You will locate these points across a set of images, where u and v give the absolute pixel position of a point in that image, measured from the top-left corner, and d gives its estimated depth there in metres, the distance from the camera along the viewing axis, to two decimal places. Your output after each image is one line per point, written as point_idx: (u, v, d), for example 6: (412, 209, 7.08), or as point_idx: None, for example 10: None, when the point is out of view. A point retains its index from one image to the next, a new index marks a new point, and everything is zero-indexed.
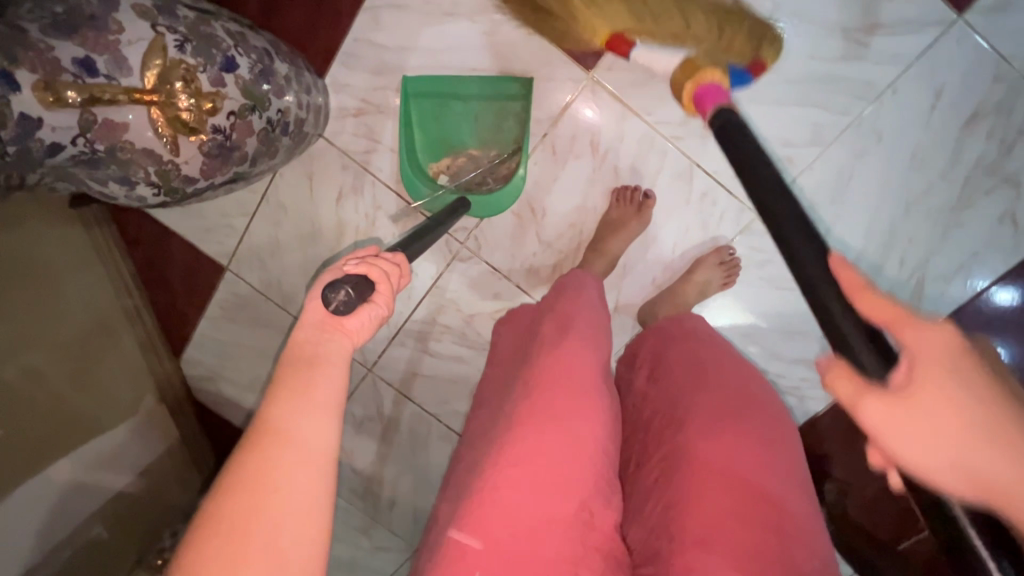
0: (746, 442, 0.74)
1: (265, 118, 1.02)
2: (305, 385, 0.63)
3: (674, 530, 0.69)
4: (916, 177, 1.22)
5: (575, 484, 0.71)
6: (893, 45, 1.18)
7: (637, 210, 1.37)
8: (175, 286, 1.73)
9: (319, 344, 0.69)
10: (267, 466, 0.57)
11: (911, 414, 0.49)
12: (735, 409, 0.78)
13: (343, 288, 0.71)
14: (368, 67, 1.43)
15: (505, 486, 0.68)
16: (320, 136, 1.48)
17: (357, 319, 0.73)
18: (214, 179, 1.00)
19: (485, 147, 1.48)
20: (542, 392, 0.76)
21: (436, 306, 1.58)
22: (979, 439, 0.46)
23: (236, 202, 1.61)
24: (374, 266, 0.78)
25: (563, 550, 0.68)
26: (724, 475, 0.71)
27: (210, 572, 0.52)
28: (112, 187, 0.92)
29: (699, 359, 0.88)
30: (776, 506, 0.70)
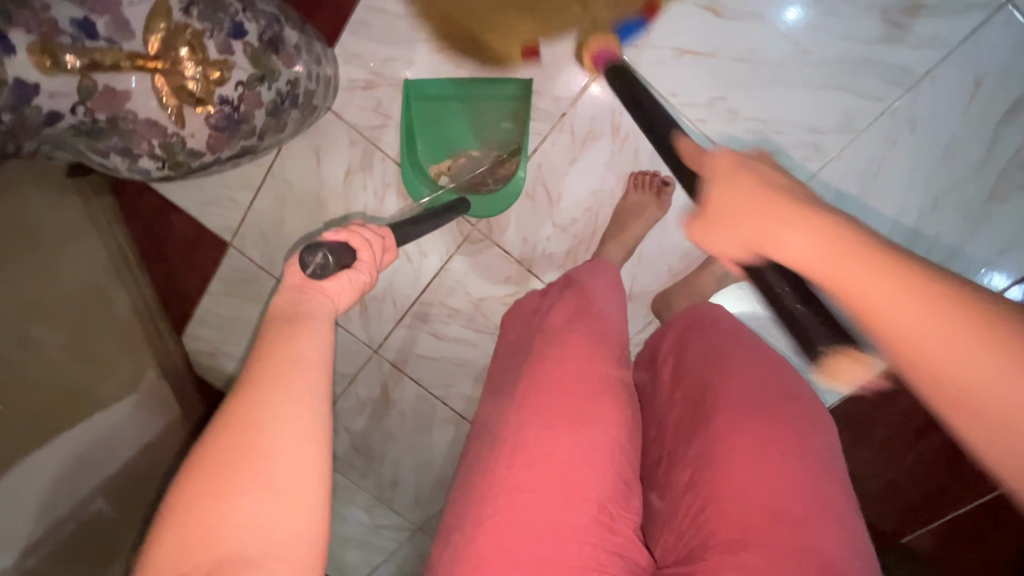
0: (764, 428, 0.72)
1: (275, 89, 0.97)
2: (294, 335, 0.63)
3: (702, 532, 0.68)
4: (948, 169, 1.18)
5: (594, 481, 0.69)
6: (936, 29, 1.13)
7: (657, 195, 1.34)
8: (175, 260, 1.68)
9: (298, 303, 0.68)
10: (257, 406, 0.57)
11: (721, 225, 0.65)
12: (760, 399, 0.75)
13: (321, 252, 0.70)
14: (380, 36, 1.36)
15: (525, 490, 0.68)
16: (329, 109, 1.41)
17: (337, 283, 0.71)
18: (221, 153, 0.95)
19: (486, 148, 1.47)
20: (558, 390, 0.74)
21: (445, 289, 1.55)
22: (764, 210, 0.60)
23: (238, 175, 1.55)
24: (354, 233, 0.77)
25: (591, 555, 0.66)
26: (747, 470, 0.69)
27: (199, 502, 0.53)
28: (114, 159, 0.88)
29: (720, 349, 0.85)
30: (808, 499, 0.67)
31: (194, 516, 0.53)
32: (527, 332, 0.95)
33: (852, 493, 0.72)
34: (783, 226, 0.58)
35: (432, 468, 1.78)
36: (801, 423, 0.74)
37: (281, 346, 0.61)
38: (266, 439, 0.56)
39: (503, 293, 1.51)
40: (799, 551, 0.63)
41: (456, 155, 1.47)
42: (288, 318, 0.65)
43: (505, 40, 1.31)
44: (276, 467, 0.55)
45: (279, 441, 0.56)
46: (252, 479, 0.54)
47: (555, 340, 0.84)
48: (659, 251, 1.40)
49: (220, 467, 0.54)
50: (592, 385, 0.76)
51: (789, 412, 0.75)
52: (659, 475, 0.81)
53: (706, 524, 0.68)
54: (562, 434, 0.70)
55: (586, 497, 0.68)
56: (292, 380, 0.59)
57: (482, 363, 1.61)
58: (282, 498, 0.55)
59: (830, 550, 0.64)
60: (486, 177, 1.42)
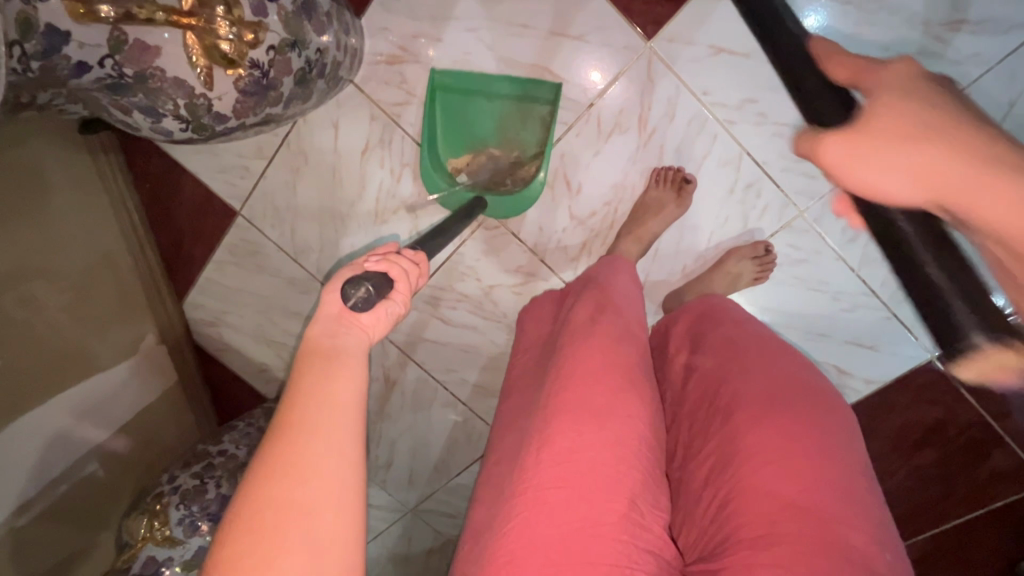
0: (791, 429, 0.71)
1: (304, 57, 0.94)
2: (322, 379, 0.62)
3: (729, 528, 0.68)
4: None
5: (621, 478, 0.69)
6: (977, 46, 1.11)
7: (677, 193, 1.31)
8: (183, 226, 1.65)
9: (335, 335, 0.68)
10: (296, 463, 0.57)
11: (865, 137, 0.51)
12: (781, 396, 0.75)
13: (364, 286, 0.69)
14: (409, 11, 1.33)
15: (549, 483, 0.67)
16: (351, 81, 1.38)
17: (378, 315, 0.71)
18: (245, 120, 0.94)
19: (507, 149, 1.41)
20: (580, 385, 0.74)
21: (454, 273, 1.53)
22: (929, 138, 0.50)
23: (253, 143, 1.52)
24: (394, 263, 0.76)
25: (620, 550, 0.66)
26: (774, 472, 0.68)
27: (246, 565, 0.53)
28: (137, 117, 0.86)
29: (739, 344, 0.85)
30: (835, 497, 0.67)
31: (244, 573, 0.53)
32: (552, 329, 0.95)
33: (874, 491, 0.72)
34: (870, 139, 0.51)
35: (428, 451, 1.77)
36: (823, 421, 0.74)
37: (312, 367, 0.64)
38: (309, 452, 0.58)
39: (514, 282, 1.50)
40: (829, 553, 0.63)
41: (477, 153, 1.41)
42: (320, 360, 0.64)
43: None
44: (321, 477, 0.57)
45: (322, 487, 0.57)
46: (301, 531, 0.55)
47: (574, 338, 0.83)
48: (675, 250, 1.38)
49: (271, 487, 0.56)
50: (613, 381, 0.75)
51: (809, 408, 0.75)
52: (675, 469, 0.81)
53: (735, 521, 0.67)
54: (585, 431, 0.70)
55: (616, 498, 0.68)
56: (321, 393, 0.61)
57: (486, 351, 1.60)
58: (329, 546, 0.56)
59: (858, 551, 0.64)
60: (503, 177, 1.40)
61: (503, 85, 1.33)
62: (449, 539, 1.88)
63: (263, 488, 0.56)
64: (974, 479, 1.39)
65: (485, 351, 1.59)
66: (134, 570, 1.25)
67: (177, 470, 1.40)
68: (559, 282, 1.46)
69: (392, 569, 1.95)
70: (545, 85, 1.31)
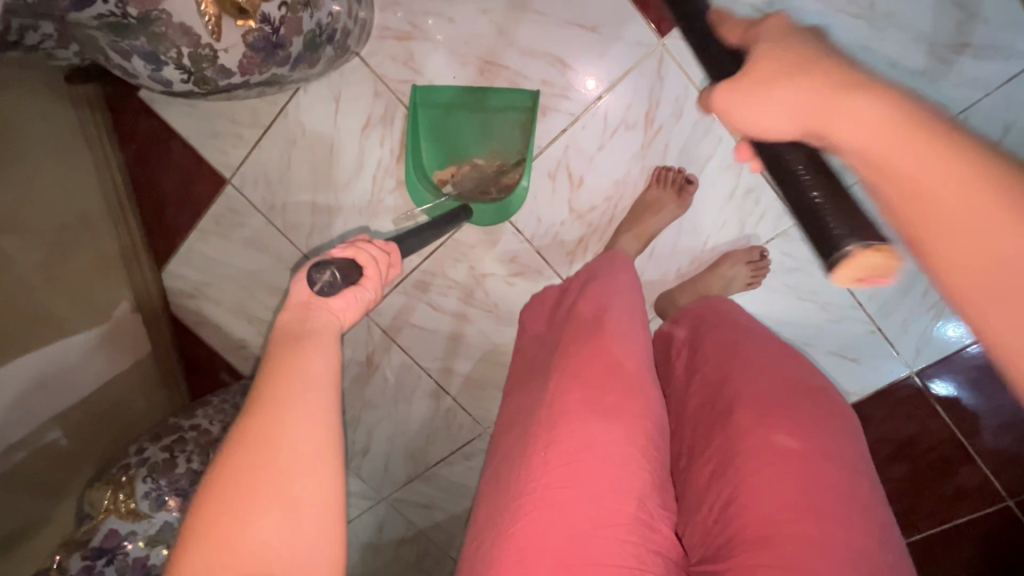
0: (791, 431, 0.71)
1: (316, 19, 0.91)
2: (298, 351, 0.61)
3: (734, 529, 0.67)
4: None
5: (627, 475, 0.68)
6: (979, 70, 1.14)
7: (677, 193, 1.31)
8: (168, 192, 1.59)
9: (305, 318, 0.67)
10: (274, 422, 0.56)
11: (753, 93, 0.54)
12: (783, 398, 0.75)
13: (329, 269, 0.67)
14: None
15: (555, 482, 0.66)
16: (356, 55, 1.35)
17: (343, 302, 0.68)
18: (250, 78, 0.92)
19: (491, 158, 1.42)
20: (581, 381, 0.73)
21: (447, 259, 1.51)
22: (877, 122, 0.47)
23: (248, 110, 1.47)
24: (363, 249, 0.73)
25: (624, 549, 0.65)
26: (775, 473, 0.68)
27: (219, 522, 0.52)
28: (137, 62, 0.83)
29: (739, 346, 0.85)
30: (838, 499, 0.67)
31: (219, 527, 0.52)
32: (554, 322, 0.95)
33: (875, 496, 0.71)
34: (770, 92, 0.53)
35: (406, 440, 1.74)
36: (823, 423, 0.74)
37: (285, 355, 0.61)
38: (284, 448, 0.55)
39: (508, 272, 1.48)
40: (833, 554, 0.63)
41: (461, 163, 1.42)
42: (293, 338, 0.64)
43: None
44: (301, 472, 0.55)
45: (302, 452, 0.56)
46: (279, 488, 0.54)
47: (577, 337, 0.82)
48: (670, 250, 1.39)
49: (242, 469, 0.54)
50: (614, 379, 0.74)
51: (805, 410, 0.74)
52: (679, 470, 0.80)
53: (739, 521, 0.67)
54: (589, 429, 0.69)
55: (618, 499, 0.67)
56: (296, 377, 0.60)
57: (474, 340, 1.58)
58: (310, 504, 0.55)
59: (861, 553, 0.64)
60: (488, 186, 1.41)
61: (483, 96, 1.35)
62: (421, 530, 1.85)
63: (234, 469, 0.54)
64: (940, 494, 1.42)
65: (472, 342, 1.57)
66: (94, 542, 1.19)
67: (146, 442, 1.34)
68: (554, 276, 1.46)
69: (360, 559, 1.91)
70: (521, 92, 1.32)
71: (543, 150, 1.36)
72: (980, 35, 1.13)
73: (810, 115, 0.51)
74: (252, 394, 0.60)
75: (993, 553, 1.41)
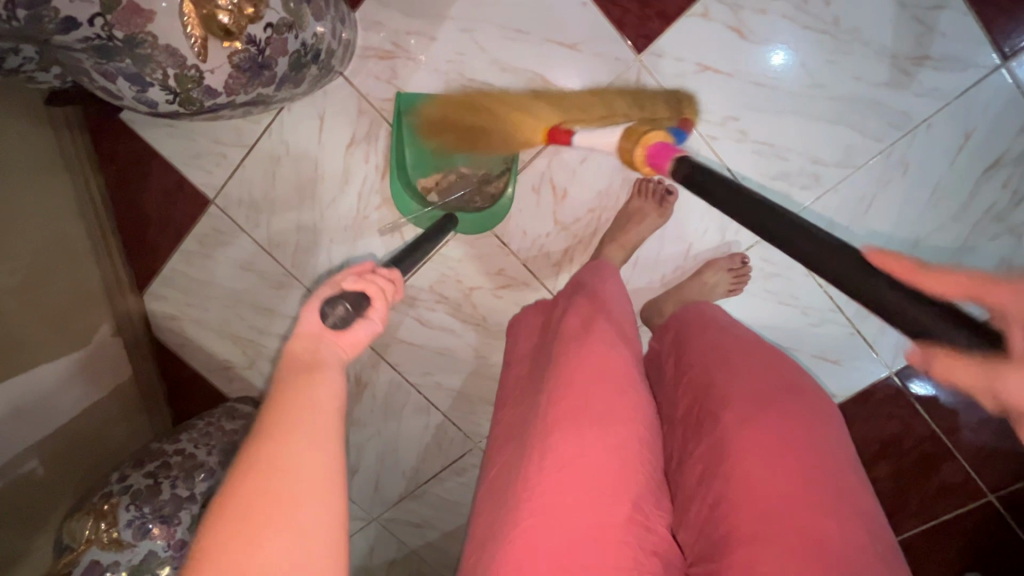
0: (777, 428, 0.73)
1: (301, 39, 0.93)
2: (303, 382, 0.63)
3: (728, 527, 0.68)
4: (930, 214, 1.27)
5: (621, 479, 0.68)
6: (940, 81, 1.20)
7: (658, 203, 1.35)
8: (149, 212, 1.57)
9: (314, 346, 0.69)
10: (280, 451, 0.56)
11: None
12: (768, 397, 0.77)
13: (342, 303, 0.70)
14: (402, 7, 1.33)
15: (551, 488, 0.67)
16: (340, 74, 1.37)
17: (356, 336, 0.71)
18: (236, 97, 0.92)
19: (476, 167, 1.41)
20: (573, 388, 0.74)
21: (434, 274, 1.51)
22: None
23: (233, 130, 1.47)
24: (371, 282, 0.75)
25: (620, 553, 0.65)
26: (765, 470, 0.70)
27: (223, 556, 0.50)
28: (121, 84, 0.84)
29: (724, 348, 0.87)
30: (827, 493, 0.68)
31: (221, 560, 0.50)
32: (545, 333, 0.95)
33: (860, 490, 0.73)
34: None
35: (397, 459, 1.72)
36: (808, 420, 0.75)
37: (289, 385, 0.63)
38: (289, 475, 0.55)
39: (495, 285, 1.49)
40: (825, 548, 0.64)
41: (446, 172, 1.42)
42: (300, 368, 0.65)
43: (530, 126, 1.30)
44: (304, 497, 0.55)
45: (308, 478, 0.56)
46: (285, 516, 0.53)
47: (566, 346, 0.83)
48: (654, 259, 1.42)
49: (247, 498, 0.53)
50: (605, 384, 0.75)
51: (790, 408, 0.76)
52: (671, 472, 0.82)
53: (731, 519, 0.68)
54: (583, 435, 0.70)
55: (613, 502, 0.67)
56: (302, 406, 0.60)
57: (463, 354, 1.58)
58: (315, 531, 0.54)
59: (851, 544, 0.65)
60: (474, 195, 1.43)
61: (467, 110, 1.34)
62: (413, 550, 1.82)
63: (239, 498, 0.53)
64: (925, 491, 1.45)
65: (463, 355, 1.56)
66: None
67: (128, 470, 1.31)
68: (543, 289, 1.47)
69: None
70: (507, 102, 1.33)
71: (527, 163, 1.39)
72: (940, 48, 1.19)
73: None
74: (255, 424, 0.59)
75: (976, 546, 1.44)
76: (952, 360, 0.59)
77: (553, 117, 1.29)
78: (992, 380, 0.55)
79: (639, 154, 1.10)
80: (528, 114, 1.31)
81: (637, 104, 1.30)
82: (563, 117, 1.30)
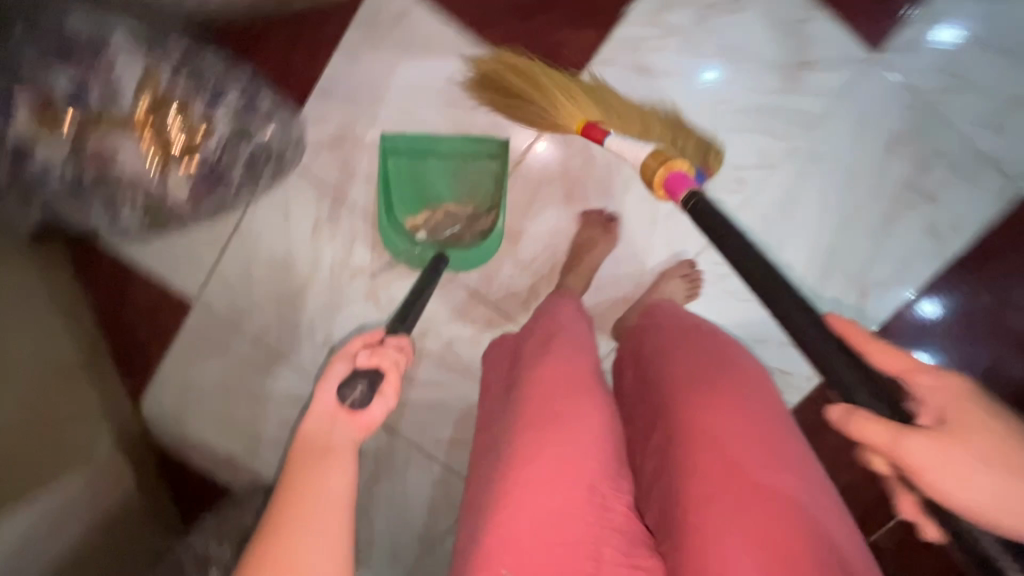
0: (722, 399, 0.80)
1: (250, 146, 1.15)
2: (314, 472, 0.68)
3: (683, 495, 0.74)
4: (852, 194, 1.40)
5: (584, 467, 0.74)
6: (825, 79, 1.36)
7: (604, 229, 1.46)
8: (138, 324, 1.66)
9: (327, 431, 0.75)
10: (292, 535, 0.63)
11: (945, 448, 0.69)
12: (711, 374, 0.84)
13: (358, 385, 0.78)
14: (343, 100, 1.46)
15: (518, 484, 0.73)
16: (297, 168, 1.50)
17: (370, 417, 0.78)
18: (199, 205, 1.15)
19: (464, 204, 1.47)
20: (538, 394, 0.81)
21: (412, 331, 1.58)
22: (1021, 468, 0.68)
23: (208, 234, 1.58)
24: (383, 355, 0.84)
25: (584, 533, 0.71)
26: (714, 438, 0.75)
27: None
28: (101, 213, 1.11)
29: (676, 340, 0.95)
30: (769, 449, 0.74)
31: None
32: (511, 365, 1.00)
33: (813, 463, 0.78)
34: (952, 443, 0.69)
35: (407, 526, 1.70)
36: (752, 388, 0.82)
37: (303, 468, 0.69)
38: (301, 548, 0.62)
39: (472, 332, 1.57)
40: (769, 497, 0.70)
41: (433, 210, 1.47)
42: (317, 455, 0.71)
43: (569, 113, 1.28)
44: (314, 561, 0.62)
45: (315, 545, 0.63)
46: None
47: (533, 360, 0.91)
48: (613, 279, 1.51)
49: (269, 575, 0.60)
50: (567, 386, 0.82)
51: (733, 379, 0.83)
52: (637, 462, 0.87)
53: (684, 487, 0.74)
54: (545, 433, 0.76)
55: (575, 487, 0.73)
56: (313, 489, 0.67)
57: (456, 405, 1.63)
58: None
59: (793, 491, 0.71)
60: (464, 232, 1.44)
61: (451, 144, 1.41)
62: None
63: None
64: None
65: (456, 406, 1.63)
66: None
67: None
68: (517, 328, 1.55)
69: None
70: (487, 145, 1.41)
71: None
72: (818, 51, 1.35)
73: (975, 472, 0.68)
74: (269, 511, 0.66)
75: None
76: (865, 423, 0.72)
77: (592, 111, 1.27)
78: (898, 436, 0.70)
79: (659, 175, 1.12)
80: (577, 102, 1.28)
81: (674, 135, 1.28)
82: (601, 114, 1.28)
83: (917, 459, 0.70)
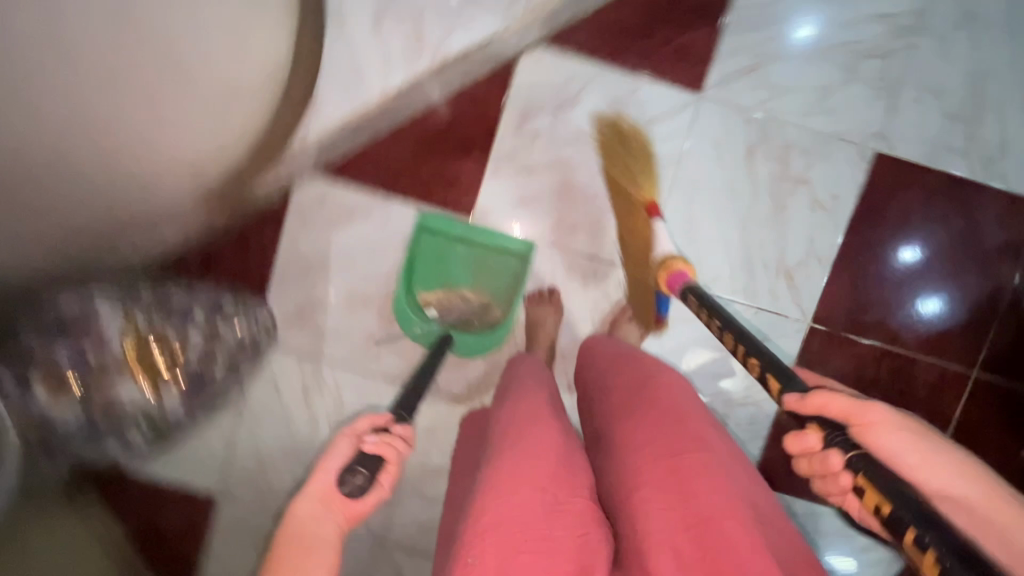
0: (651, 404, 0.96)
1: (222, 346, 1.57)
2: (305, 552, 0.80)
3: (631, 488, 0.87)
4: (737, 202, 1.62)
5: (543, 471, 0.83)
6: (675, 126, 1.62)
7: (549, 302, 1.64)
8: (168, 539, 1.70)
9: (317, 520, 0.86)
10: None
11: (901, 423, 0.88)
12: (639, 389, 1.01)
13: (360, 473, 0.90)
14: (295, 277, 1.67)
15: (489, 496, 0.79)
16: (275, 346, 1.68)
17: (362, 504, 0.90)
18: (191, 402, 1.52)
19: (478, 291, 1.67)
20: (504, 429, 0.94)
21: (416, 452, 1.66)
22: (948, 462, 0.85)
23: (211, 433, 1.71)
24: (389, 444, 0.98)
25: (544, 522, 0.78)
26: (649, 439, 0.90)
27: None
28: (112, 441, 1.43)
29: (610, 368, 1.13)
30: (694, 429, 0.89)
31: None
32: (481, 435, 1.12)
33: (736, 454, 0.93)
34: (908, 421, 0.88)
35: None
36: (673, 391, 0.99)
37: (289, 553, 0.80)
38: None
39: None
40: (697, 464, 0.83)
41: (450, 292, 1.65)
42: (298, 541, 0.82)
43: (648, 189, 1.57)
44: None
45: None
46: None
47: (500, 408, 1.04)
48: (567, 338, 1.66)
49: None
50: (529, 414, 0.96)
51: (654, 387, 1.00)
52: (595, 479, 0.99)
53: (634, 483, 0.87)
54: (510, 450, 0.86)
55: (534, 484, 0.81)
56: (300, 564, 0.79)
57: None
58: None
59: (714, 457, 0.85)
60: (472, 317, 1.63)
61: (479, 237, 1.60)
62: None
63: None
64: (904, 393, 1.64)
65: None
66: None
67: None
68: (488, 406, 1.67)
69: None
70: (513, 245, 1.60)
71: None
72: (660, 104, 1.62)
73: (915, 448, 0.85)
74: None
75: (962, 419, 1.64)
76: (828, 395, 0.92)
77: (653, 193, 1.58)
78: (867, 402, 0.89)
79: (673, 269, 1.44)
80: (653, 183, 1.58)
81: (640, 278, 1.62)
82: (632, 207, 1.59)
83: (869, 421, 0.88)
